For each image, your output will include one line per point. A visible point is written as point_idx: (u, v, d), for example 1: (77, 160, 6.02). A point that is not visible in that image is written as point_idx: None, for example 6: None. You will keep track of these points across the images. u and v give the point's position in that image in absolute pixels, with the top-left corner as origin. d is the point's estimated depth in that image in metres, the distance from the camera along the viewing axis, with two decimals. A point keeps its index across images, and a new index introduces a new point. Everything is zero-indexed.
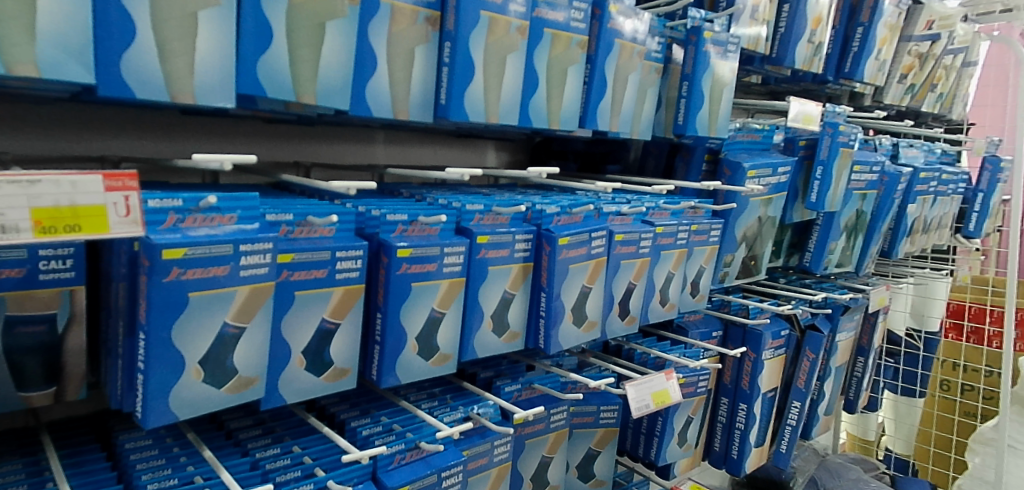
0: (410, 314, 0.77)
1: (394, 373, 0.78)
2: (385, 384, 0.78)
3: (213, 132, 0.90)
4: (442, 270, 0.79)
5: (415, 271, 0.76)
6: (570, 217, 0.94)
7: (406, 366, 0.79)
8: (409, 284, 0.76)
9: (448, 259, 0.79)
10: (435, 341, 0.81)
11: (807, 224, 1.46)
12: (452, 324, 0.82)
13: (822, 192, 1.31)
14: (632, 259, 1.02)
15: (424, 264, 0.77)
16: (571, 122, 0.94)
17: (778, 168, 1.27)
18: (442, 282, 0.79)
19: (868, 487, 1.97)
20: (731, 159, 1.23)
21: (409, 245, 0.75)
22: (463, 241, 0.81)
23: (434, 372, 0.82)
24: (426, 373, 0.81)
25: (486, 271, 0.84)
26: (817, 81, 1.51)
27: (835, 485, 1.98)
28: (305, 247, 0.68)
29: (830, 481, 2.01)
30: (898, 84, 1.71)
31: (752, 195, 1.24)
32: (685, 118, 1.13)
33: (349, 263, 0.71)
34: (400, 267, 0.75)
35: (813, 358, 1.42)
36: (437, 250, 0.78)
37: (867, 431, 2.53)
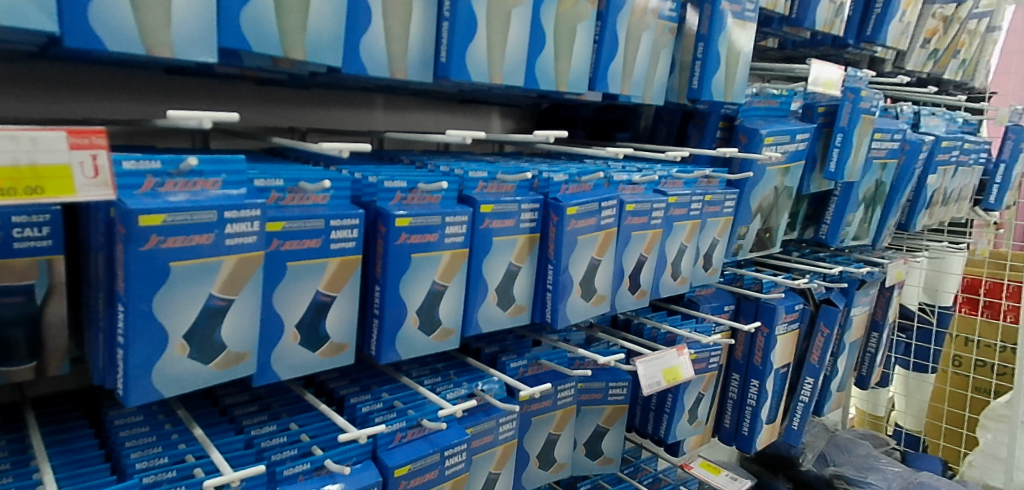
0: (411, 287, 0.73)
1: (394, 349, 0.74)
2: (385, 360, 0.74)
3: (204, 95, 0.86)
4: (444, 241, 0.75)
5: (415, 242, 0.72)
6: (578, 185, 0.89)
7: (407, 341, 0.75)
8: (408, 255, 0.72)
9: (449, 229, 0.75)
10: (437, 315, 0.77)
11: (823, 195, 1.41)
12: (456, 297, 0.78)
13: (842, 161, 1.25)
14: (644, 231, 0.97)
15: (425, 235, 0.73)
16: (581, 84, 0.88)
17: (796, 135, 1.21)
18: (445, 253, 0.75)
19: (878, 463, 1.94)
20: (747, 125, 1.18)
21: (408, 214, 0.70)
22: (466, 210, 0.76)
23: (436, 347, 0.78)
24: (428, 348, 0.77)
25: (490, 242, 0.80)
26: (837, 45, 1.44)
27: (845, 462, 1.95)
28: (296, 215, 0.64)
29: (840, 457, 1.98)
30: (921, 49, 1.64)
31: (770, 163, 1.19)
32: (699, 83, 1.07)
33: (343, 233, 0.67)
34: (399, 238, 0.70)
35: (828, 333, 1.38)
36: (439, 219, 0.73)
37: (877, 406, 2.49)
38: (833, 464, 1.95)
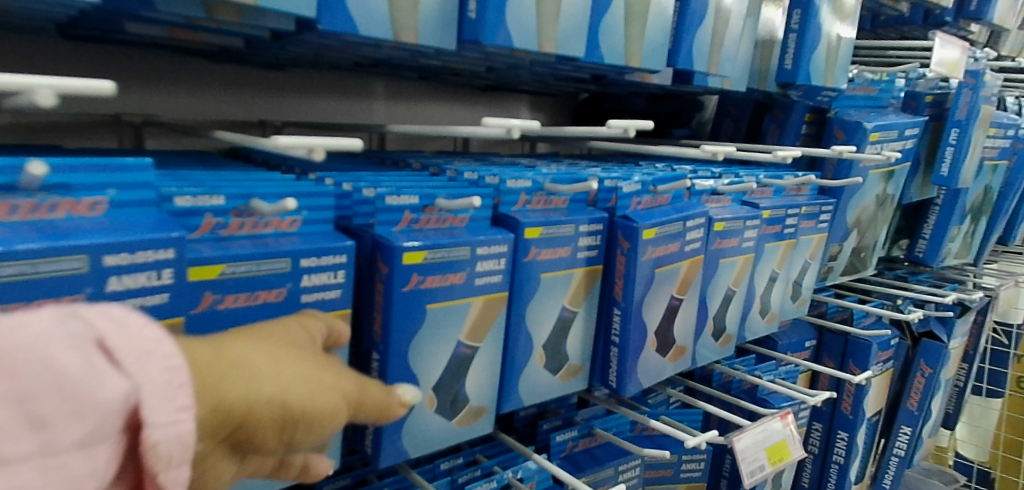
0: (427, 354, 0.49)
1: (399, 447, 0.50)
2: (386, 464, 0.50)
3: (150, 76, 0.68)
4: (475, 282, 0.50)
5: (432, 286, 0.47)
6: (652, 198, 0.65)
7: (417, 432, 0.51)
8: (422, 307, 0.47)
9: (481, 266, 0.50)
10: (463, 390, 0.53)
11: (920, 204, 1.16)
12: (493, 362, 0.54)
13: (957, 162, 1.01)
14: (733, 256, 0.73)
15: (448, 275, 0.48)
16: (657, 59, 0.64)
17: (903, 131, 0.97)
18: (478, 300, 0.51)
19: None
20: (845, 118, 0.93)
21: (423, 246, 0.46)
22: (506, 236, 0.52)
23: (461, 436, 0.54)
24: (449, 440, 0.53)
25: (537, 279, 0.56)
26: (932, 24, 1.20)
27: None
28: (244, 252, 0.39)
29: None
30: (1021, 31, 1.39)
31: (873, 165, 0.95)
32: (794, 62, 0.84)
33: (321, 278, 0.43)
34: (408, 281, 0.46)
35: (930, 374, 1.13)
36: (467, 252, 0.49)
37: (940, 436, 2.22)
38: None
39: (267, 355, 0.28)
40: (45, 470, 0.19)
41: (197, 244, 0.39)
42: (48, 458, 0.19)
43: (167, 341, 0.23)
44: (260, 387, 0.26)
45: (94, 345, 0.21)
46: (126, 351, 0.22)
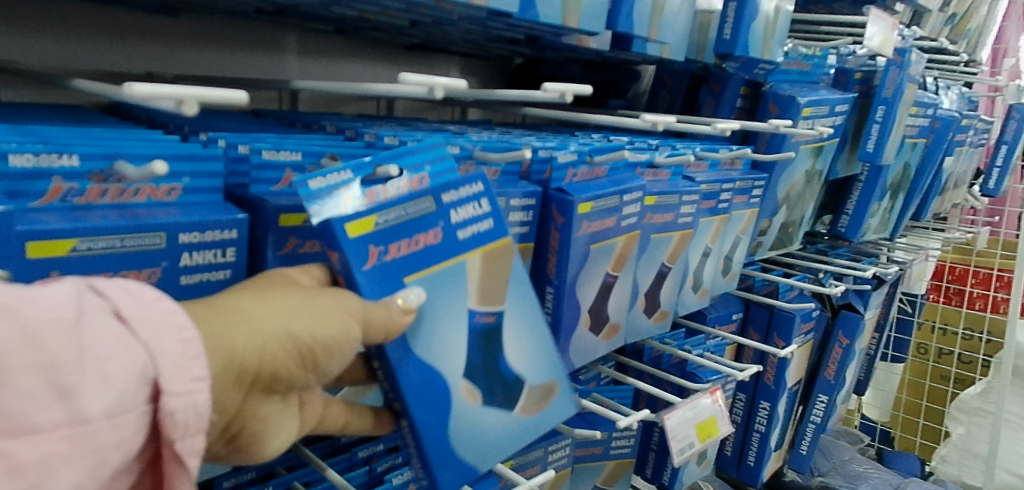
0: (449, 341, 0.44)
1: (460, 466, 0.44)
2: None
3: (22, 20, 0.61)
4: (461, 238, 0.45)
5: (410, 258, 0.41)
6: (589, 171, 0.62)
7: (471, 434, 0.45)
8: (400, 280, 0.41)
9: (458, 216, 0.45)
10: (508, 368, 0.48)
11: (844, 180, 1.19)
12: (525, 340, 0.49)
13: (882, 140, 1.03)
14: (668, 232, 0.70)
15: (421, 237, 0.43)
16: (596, 21, 0.59)
17: (834, 107, 0.98)
18: (484, 257, 0.45)
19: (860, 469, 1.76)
20: (780, 92, 0.93)
21: (370, 209, 0.40)
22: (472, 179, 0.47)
23: (525, 429, 0.49)
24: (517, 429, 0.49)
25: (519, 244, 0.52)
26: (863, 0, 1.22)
27: (830, 470, 1.73)
28: (103, 224, 0.32)
29: (824, 464, 1.74)
30: (941, 12, 1.44)
31: (803, 141, 0.96)
32: (733, 32, 0.82)
33: (207, 256, 0.37)
34: (367, 256, 0.39)
35: (847, 345, 1.17)
36: (432, 202, 0.44)
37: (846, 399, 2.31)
38: (819, 474, 1.72)
39: (272, 298, 0.32)
40: (76, 436, 0.22)
41: (39, 213, 0.32)
42: (75, 427, 0.22)
43: (178, 313, 0.27)
44: (262, 325, 0.30)
45: (112, 316, 0.25)
46: (138, 320, 0.25)
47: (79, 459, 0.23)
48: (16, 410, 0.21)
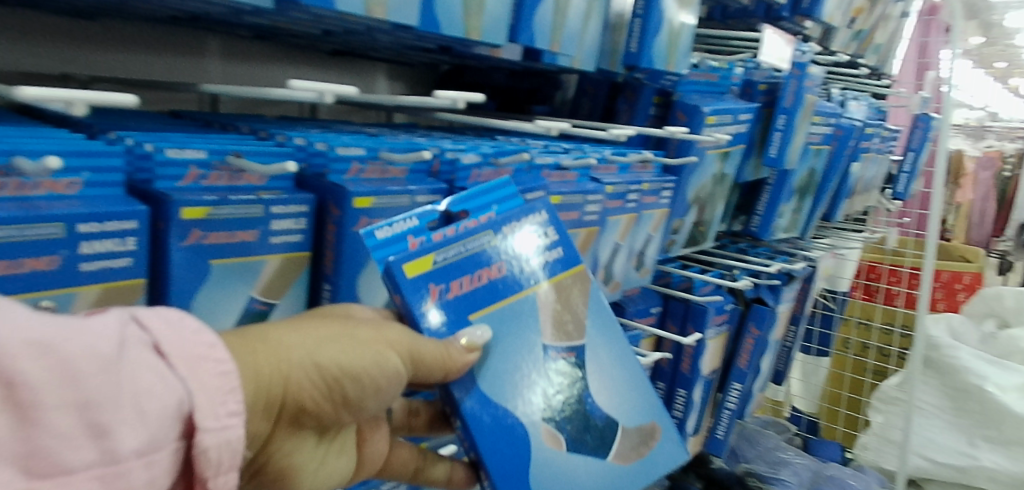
0: (522, 376, 0.54)
1: None
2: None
3: None
4: (522, 268, 0.56)
5: (474, 284, 0.53)
6: (494, 171, 0.67)
7: (560, 475, 0.53)
8: (466, 317, 0.52)
9: (523, 249, 0.57)
10: (596, 410, 0.56)
11: (756, 183, 1.28)
12: (608, 380, 0.58)
13: (783, 145, 1.14)
14: (575, 229, 0.76)
15: (485, 267, 0.54)
16: (498, 34, 0.65)
17: (738, 115, 1.08)
18: (546, 285, 0.57)
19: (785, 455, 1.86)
20: (687, 102, 1.02)
21: (428, 252, 0.52)
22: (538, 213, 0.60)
23: (621, 477, 0.56)
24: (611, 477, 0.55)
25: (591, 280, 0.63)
26: (771, 17, 1.33)
27: (755, 458, 1.82)
28: (0, 216, 0.36)
29: (749, 452, 1.85)
30: (847, 29, 1.57)
31: (709, 146, 1.05)
32: (639, 45, 0.90)
33: (106, 245, 0.40)
34: (431, 295, 0.51)
35: (758, 334, 1.27)
36: (496, 238, 0.56)
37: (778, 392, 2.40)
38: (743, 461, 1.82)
39: (307, 331, 0.39)
40: (105, 476, 0.26)
41: None
42: (110, 465, 0.26)
43: (217, 348, 0.32)
44: (289, 355, 0.37)
45: (153, 349, 0.30)
46: (176, 358, 0.30)
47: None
48: (53, 450, 0.24)
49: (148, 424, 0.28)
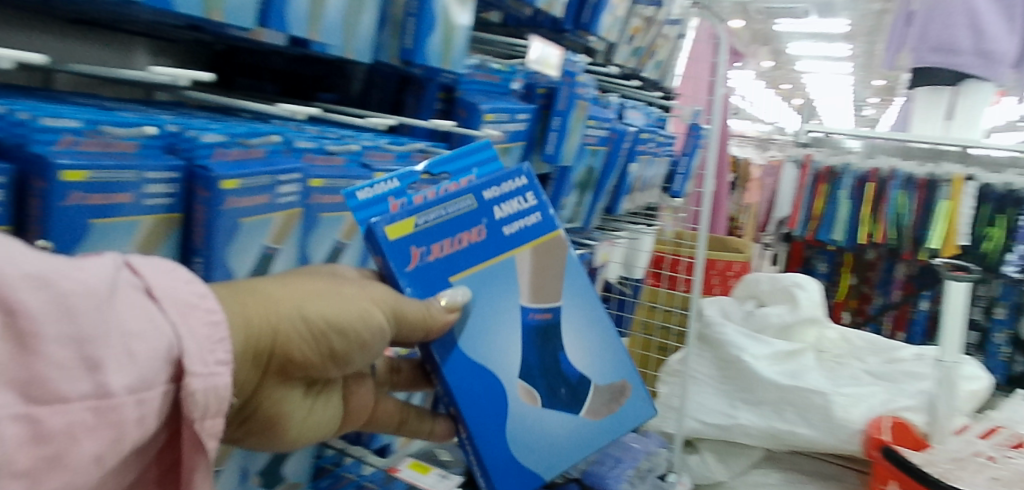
0: (502, 353, 0.82)
1: (512, 464, 0.81)
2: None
3: None
4: (497, 233, 0.83)
5: (450, 247, 0.79)
6: (244, 151, 0.70)
7: (547, 432, 0.84)
8: (446, 279, 0.79)
9: (499, 215, 0.84)
10: (572, 374, 0.87)
11: (542, 179, 1.42)
12: (580, 345, 0.88)
13: (558, 143, 1.31)
14: (341, 212, 0.82)
15: (466, 232, 0.81)
16: (243, 16, 0.68)
17: (516, 115, 1.18)
18: (525, 248, 0.85)
19: None
20: (468, 99, 1.10)
21: (410, 219, 0.78)
22: (517, 187, 0.86)
23: (594, 429, 0.87)
24: (580, 426, 0.86)
25: (574, 253, 0.91)
26: (556, 29, 1.49)
27: None
28: None
29: None
30: (626, 45, 1.80)
31: (491, 141, 1.12)
32: (415, 42, 0.96)
33: None
34: (417, 258, 0.77)
35: None
36: (475, 205, 0.82)
37: None
38: None
39: (301, 291, 0.60)
40: (96, 407, 0.38)
41: None
42: (100, 396, 0.38)
43: (204, 302, 0.48)
44: (281, 308, 0.57)
45: (146, 292, 0.44)
46: (163, 299, 0.45)
47: (97, 425, 0.39)
48: (51, 378, 0.36)
49: (137, 365, 0.41)
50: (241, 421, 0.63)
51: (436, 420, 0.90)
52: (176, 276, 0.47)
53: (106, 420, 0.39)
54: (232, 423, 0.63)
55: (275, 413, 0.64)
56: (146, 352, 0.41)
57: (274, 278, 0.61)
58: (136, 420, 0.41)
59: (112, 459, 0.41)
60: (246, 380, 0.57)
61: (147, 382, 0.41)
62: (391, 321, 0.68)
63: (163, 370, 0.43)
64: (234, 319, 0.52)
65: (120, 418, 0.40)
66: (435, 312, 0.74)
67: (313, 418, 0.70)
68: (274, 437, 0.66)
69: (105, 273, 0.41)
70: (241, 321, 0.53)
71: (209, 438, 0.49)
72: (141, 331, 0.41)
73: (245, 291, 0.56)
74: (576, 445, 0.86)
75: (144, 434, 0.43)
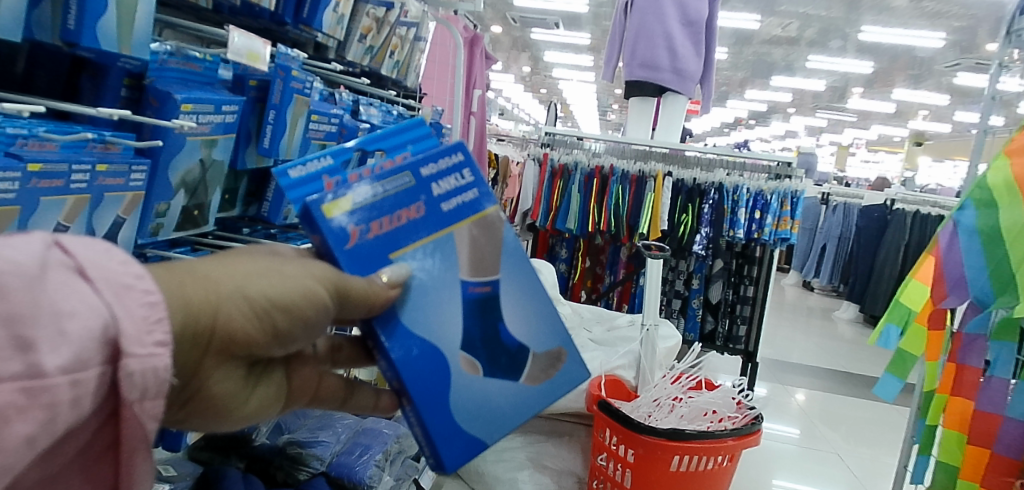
0: (442, 327, 0.88)
1: (455, 438, 0.88)
2: (451, 464, 0.88)
3: None
4: (436, 209, 0.90)
5: (390, 223, 0.86)
6: None
7: (491, 400, 0.90)
8: (385, 256, 0.85)
9: (437, 192, 0.90)
10: (512, 341, 0.93)
11: (263, 174, 1.44)
12: (521, 314, 0.94)
13: (275, 138, 1.32)
14: None
15: (405, 209, 0.88)
16: None
17: (221, 106, 1.14)
18: (463, 223, 0.91)
19: (332, 418, 1.75)
20: (159, 87, 1.03)
21: (349, 198, 0.85)
22: (456, 164, 0.93)
23: (537, 393, 0.93)
24: (520, 392, 0.92)
25: (512, 230, 0.95)
26: (274, 21, 1.44)
27: (299, 427, 1.65)
28: None
29: (294, 423, 1.67)
30: (358, 44, 1.83)
31: (189, 133, 1.07)
32: (78, 22, 0.89)
33: None
34: (358, 235, 0.84)
35: None
36: (413, 182, 0.89)
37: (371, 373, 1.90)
38: (287, 432, 1.63)
39: (245, 271, 0.70)
40: (23, 390, 0.47)
41: None
42: (30, 375, 0.47)
43: (145, 286, 0.56)
44: (224, 288, 0.66)
45: (82, 272, 0.53)
46: (96, 280, 0.53)
47: (29, 406, 0.47)
48: None
49: (70, 345, 0.50)
50: (183, 402, 0.70)
51: (379, 394, 0.97)
52: (111, 256, 0.56)
53: (39, 400, 0.48)
54: (175, 406, 0.70)
55: (215, 391, 0.71)
56: (77, 331, 0.50)
57: (220, 261, 0.70)
58: (70, 400, 0.50)
59: (43, 440, 0.49)
60: (188, 356, 0.65)
61: (81, 364, 0.50)
62: (335, 297, 0.77)
63: (99, 352, 0.52)
64: (171, 296, 0.60)
65: (53, 399, 0.49)
66: (379, 289, 0.81)
67: (257, 399, 0.80)
68: (220, 414, 0.74)
69: (36, 254, 0.51)
70: (181, 303, 0.61)
71: (149, 414, 0.57)
72: (74, 311, 0.51)
73: (186, 275, 0.64)
74: (518, 409, 0.92)
75: (77, 414, 0.51)
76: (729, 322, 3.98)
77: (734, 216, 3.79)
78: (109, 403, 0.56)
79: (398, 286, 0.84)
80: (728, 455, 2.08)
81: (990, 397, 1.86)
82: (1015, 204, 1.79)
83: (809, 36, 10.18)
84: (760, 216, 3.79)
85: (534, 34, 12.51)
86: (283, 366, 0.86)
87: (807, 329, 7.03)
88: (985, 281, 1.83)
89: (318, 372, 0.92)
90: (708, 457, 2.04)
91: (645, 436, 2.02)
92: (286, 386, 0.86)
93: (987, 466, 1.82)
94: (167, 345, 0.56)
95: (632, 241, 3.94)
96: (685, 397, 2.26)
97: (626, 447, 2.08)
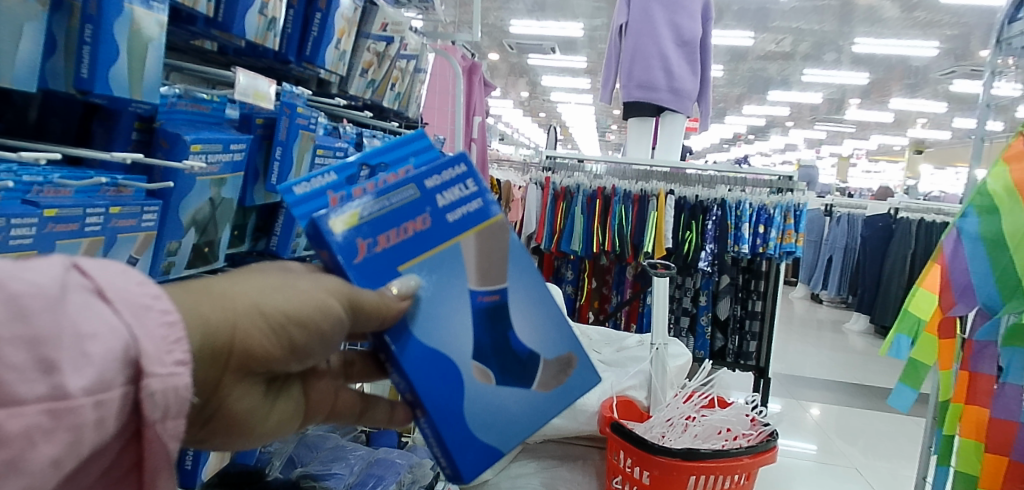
0: (453, 334, 0.89)
1: (472, 450, 0.88)
2: (468, 474, 0.88)
3: None
4: (441, 220, 0.91)
5: (396, 236, 0.87)
6: None
7: (505, 409, 0.91)
8: (394, 268, 0.86)
9: (442, 204, 0.92)
10: (522, 349, 0.94)
11: (271, 209, 1.47)
12: (529, 321, 0.95)
13: (283, 172, 1.34)
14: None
15: (411, 221, 0.89)
16: None
17: (230, 145, 1.17)
18: (469, 234, 0.93)
19: (345, 451, 1.74)
20: (169, 129, 1.06)
21: (354, 211, 0.86)
22: (458, 175, 0.94)
23: (549, 400, 0.94)
24: (534, 399, 0.93)
25: (515, 239, 0.98)
26: (279, 59, 1.48)
27: (313, 459, 1.65)
28: None
29: (308, 456, 1.67)
30: (360, 77, 1.86)
31: (199, 173, 1.10)
32: (91, 71, 0.92)
33: None
34: (366, 247, 0.85)
35: None
36: (417, 194, 0.91)
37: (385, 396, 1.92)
38: (301, 465, 1.63)
39: (256, 287, 0.70)
40: (41, 412, 0.47)
41: None
42: (50, 398, 0.48)
43: (165, 312, 0.57)
44: (239, 307, 0.67)
45: (104, 299, 0.54)
46: (117, 305, 0.55)
47: (49, 425, 0.48)
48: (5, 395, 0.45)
49: (92, 366, 0.51)
50: (203, 421, 0.71)
51: (393, 407, 0.98)
52: (128, 278, 0.57)
53: (64, 421, 0.49)
54: (197, 425, 0.71)
55: (235, 408, 0.72)
56: (99, 352, 0.51)
57: (232, 279, 0.71)
58: (94, 421, 0.51)
59: (68, 461, 0.50)
60: (209, 375, 0.66)
61: (103, 384, 0.51)
62: (348, 309, 0.77)
63: (121, 373, 0.53)
64: (188, 315, 0.62)
65: (77, 421, 0.50)
66: (389, 301, 0.82)
67: (277, 414, 0.80)
68: (242, 431, 0.75)
69: (56, 276, 0.52)
70: (198, 321, 0.62)
71: (172, 432, 0.58)
72: (95, 332, 0.52)
73: (200, 294, 0.65)
74: (531, 416, 0.93)
75: (101, 436, 0.52)
76: (738, 339, 3.96)
77: (739, 231, 3.79)
78: (130, 425, 0.57)
79: (408, 298, 0.85)
80: (745, 474, 2.06)
81: (1006, 405, 1.85)
82: (1015, 208, 1.80)
83: (803, 50, 10.31)
84: (764, 230, 3.80)
85: (532, 59, 12.65)
86: (299, 381, 0.87)
87: (817, 342, 6.99)
88: (993, 287, 1.83)
89: (334, 387, 0.92)
90: (725, 476, 2.02)
91: (661, 456, 2.00)
92: (303, 402, 0.86)
93: (1007, 475, 1.80)
94: (187, 364, 0.57)
95: (637, 260, 3.96)
96: (698, 415, 2.25)
97: (641, 469, 2.06)
